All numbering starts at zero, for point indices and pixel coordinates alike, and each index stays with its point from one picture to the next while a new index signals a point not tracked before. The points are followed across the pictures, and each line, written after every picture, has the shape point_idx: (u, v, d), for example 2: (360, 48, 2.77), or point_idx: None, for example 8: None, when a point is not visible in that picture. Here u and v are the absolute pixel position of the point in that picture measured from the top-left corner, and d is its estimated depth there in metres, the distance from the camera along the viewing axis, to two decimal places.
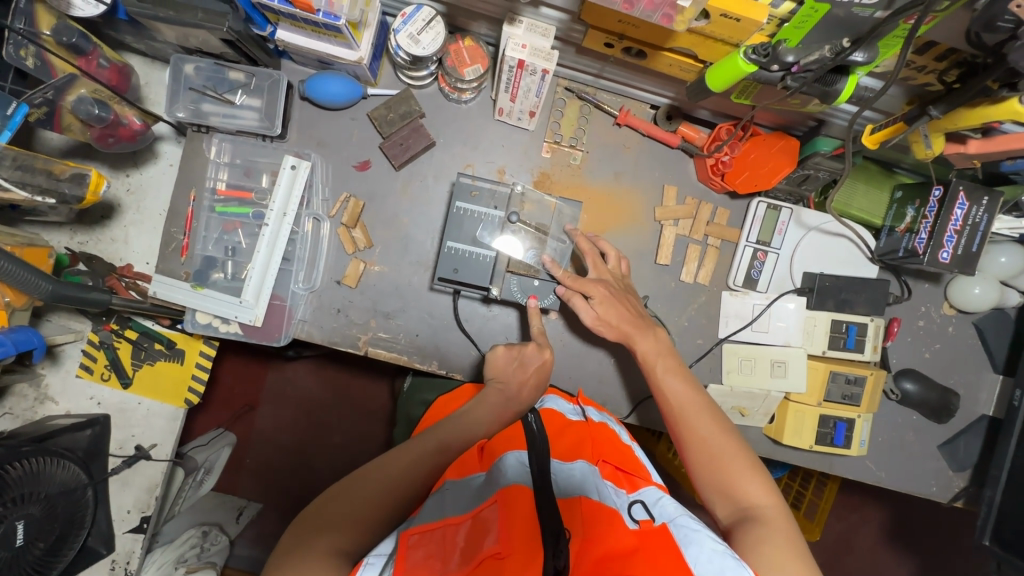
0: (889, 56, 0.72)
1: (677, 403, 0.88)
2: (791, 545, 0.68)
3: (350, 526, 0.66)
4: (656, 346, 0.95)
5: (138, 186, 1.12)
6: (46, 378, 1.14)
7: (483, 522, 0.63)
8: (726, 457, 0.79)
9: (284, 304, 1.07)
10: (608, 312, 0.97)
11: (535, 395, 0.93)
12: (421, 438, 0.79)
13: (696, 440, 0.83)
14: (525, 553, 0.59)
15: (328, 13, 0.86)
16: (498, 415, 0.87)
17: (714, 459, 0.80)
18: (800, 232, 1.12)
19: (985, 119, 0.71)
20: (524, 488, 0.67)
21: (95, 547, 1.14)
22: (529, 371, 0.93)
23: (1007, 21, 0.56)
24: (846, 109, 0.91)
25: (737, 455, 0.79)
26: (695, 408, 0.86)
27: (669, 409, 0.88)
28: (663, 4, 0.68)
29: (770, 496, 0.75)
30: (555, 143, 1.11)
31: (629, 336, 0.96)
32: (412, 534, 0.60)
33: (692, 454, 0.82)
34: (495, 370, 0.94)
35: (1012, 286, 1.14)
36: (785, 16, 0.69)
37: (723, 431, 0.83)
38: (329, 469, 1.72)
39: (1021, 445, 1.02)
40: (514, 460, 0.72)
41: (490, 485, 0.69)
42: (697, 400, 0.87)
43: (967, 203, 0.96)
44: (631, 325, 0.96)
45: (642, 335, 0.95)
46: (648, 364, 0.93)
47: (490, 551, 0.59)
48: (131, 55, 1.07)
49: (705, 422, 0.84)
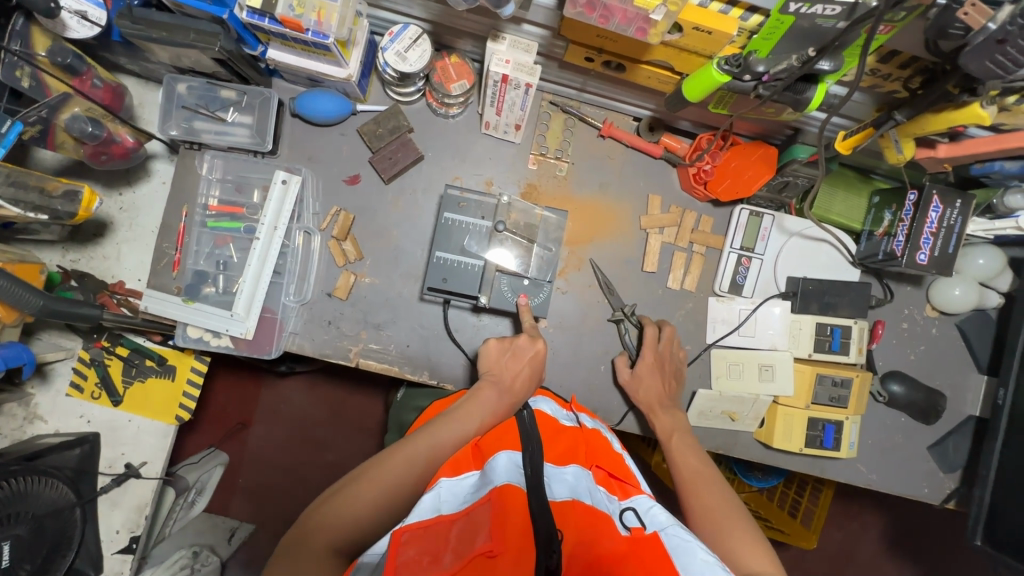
0: (854, 65, 0.75)
1: (688, 476, 0.88)
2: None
3: (345, 528, 0.68)
4: (673, 423, 1.02)
5: (131, 204, 1.13)
6: (36, 397, 1.14)
7: (477, 521, 0.64)
8: (728, 521, 0.78)
9: (275, 317, 1.08)
10: (646, 377, 1.06)
11: (529, 386, 0.94)
12: (415, 434, 0.80)
13: (701, 507, 0.82)
14: (519, 551, 0.60)
15: (316, 32, 0.88)
16: (495, 409, 0.88)
17: (714, 523, 0.78)
18: (782, 239, 1.15)
19: (950, 123, 0.74)
20: (517, 488, 0.67)
21: (83, 568, 1.10)
22: (521, 361, 0.96)
23: (958, 28, 0.59)
24: (818, 116, 0.95)
25: (740, 523, 0.77)
26: (705, 478, 0.87)
27: (680, 479, 0.89)
28: (637, 18, 0.71)
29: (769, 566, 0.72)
30: (541, 156, 1.14)
31: (652, 408, 1.04)
32: (405, 532, 0.61)
33: (693, 518, 0.81)
34: (489, 364, 0.96)
35: (992, 287, 1.17)
36: (753, 29, 0.74)
37: (729, 502, 0.82)
38: (322, 485, 1.70)
39: (1007, 442, 1.03)
40: (507, 461, 0.72)
41: (484, 484, 0.70)
42: (708, 472, 0.88)
43: (942, 206, 0.98)
44: (655, 399, 1.05)
45: (663, 412, 1.03)
46: (666, 438, 0.99)
47: (481, 549, 0.59)
48: (126, 76, 1.10)
49: (712, 490, 0.84)
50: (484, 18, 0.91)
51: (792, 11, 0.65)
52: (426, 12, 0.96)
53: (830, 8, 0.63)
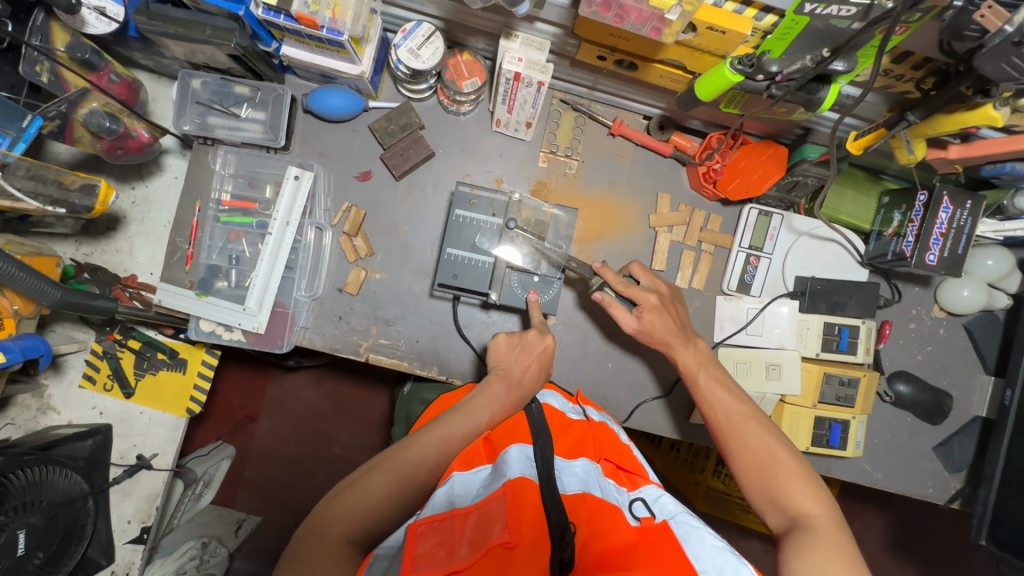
0: (869, 65, 0.75)
1: (722, 414, 0.89)
2: (838, 553, 0.69)
3: (360, 520, 0.70)
4: (697, 357, 0.97)
5: (144, 198, 1.14)
6: (50, 388, 1.15)
7: (491, 513, 0.65)
8: (775, 464, 0.80)
9: (286, 311, 1.09)
10: (655, 320, 0.98)
11: (538, 379, 0.94)
12: (426, 427, 0.81)
13: (744, 450, 0.84)
14: (533, 545, 0.62)
15: (331, 29, 0.89)
16: (504, 403, 0.89)
17: (761, 468, 0.81)
18: (791, 238, 1.15)
19: (962, 125, 0.74)
20: (530, 481, 0.68)
21: (95, 557, 1.13)
22: (531, 355, 0.96)
23: (973, 31, 0.59)
24: (829, 116, 0.95)
25: (787, 465, 0.80)
26: (740, 417, 0.87)
27: (714, 419, 0.89)
28: (652, 17, 0.72)
29: (820, 504, 0.76)
30: (551, 153, 1.15)
31: (670, 345, 0.98)
32: (421, 525, 0.63)
33: (738, 463, 0.84)
34: (498, 358, 0.96)
35: (1000, 288, 1.17)
36: (768, 29, 0.73)
37: (770, 438, 0.84)
38: (329, 479, 1.71)
39: (1013, 443, 1.03)
40: (519, 454, 0.73)
41: (497, 477, 0.71)
42: (742, 409, 0.88)
43: (951, 207, 0.98)
44: (673, 336, 0.98)
45: (684, 346, 0.97)
46: (690, 375, 0.95)
47: (498, 540, 0.61)
48: (140, 71, 1.11)
49: (752, 431, 0.85)
50: (497, 16, 0.91)
51: (807, 12, 0.65)
52: (440, 10, 0.97)
53: (845, 9, 0.63)
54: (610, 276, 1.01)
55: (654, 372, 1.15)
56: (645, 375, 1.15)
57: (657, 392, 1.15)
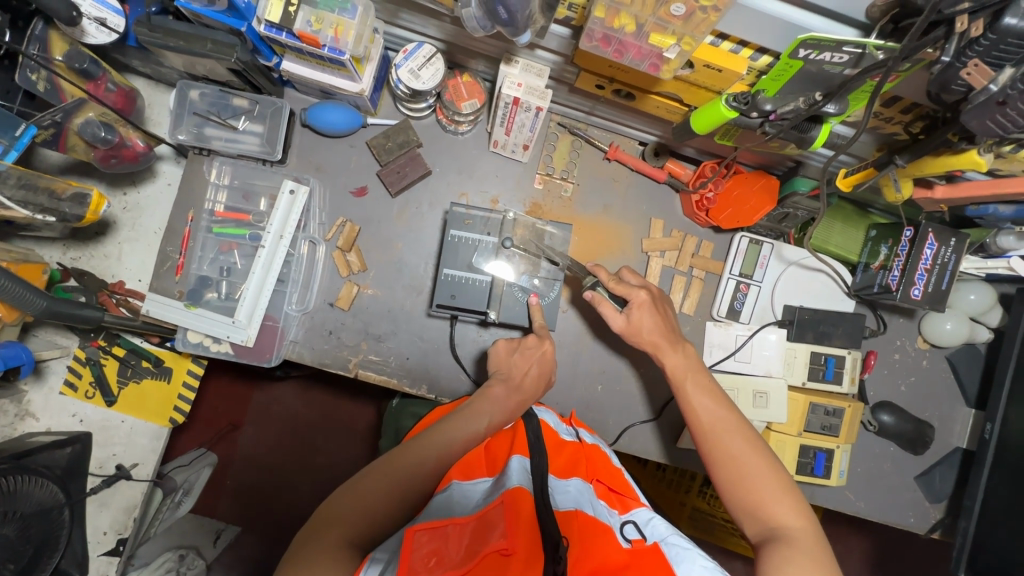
0: (860, 107, 0.77)
1: (707, 421, 0.88)
2: (816, 567, 0.71)
3: (358, 521, 0.68)
4: (685, 361, 0.95)
5: (135, 205, 1.13)
6: (28, 394, 1.12)
7: (490, 520, 0.64)
8: (756, 476, 0.80)
9: (276, 325, 1.08)
10: (643, 318, 0.98)
11: (539, 384, 0.95)
12: (425, 433, 0.80)
13: (726, 459, 0.84)
14: (529, 555, 0.61)
15: (333, 48, 0.89)
16: (505, 408, 0.89)
17: (741, 478, 0.81)
18: (780, 267, 1.17)
19: (947, 168, 0.77)
20: (526, 493, 0.67)
21: (68, 569, 1.09)
22: (530, 360, 0.97)
23: (960, 85, 0.61)
24: (823, 153, 0.97)
25: (770, 477, 0.80)
26: (725, 426, 0.87)
27: (699, 426, 0.88)
28: (650, 55, 0.74)
29: (800, 518, 0.77)
30: (547, 176, 1.16)
31: (658, 347, 0.97)
32: (420, 531, 0.61)
33: (720, 472, 0.83)
34: (497, 363, 0.98)
35: (982, 322, 1.19)
36: (763, 68, 0.75)
37: (755, 449, 0.84)
38: (311, 491, 1.69)
39: (993, 477, 1.05)
40: (519, 466, 0.73)
41: (497, 488, 0.70)
42: (727, 417, 0.88)
43: (936, 243, 1.00)
44: (660, 337, 0.97)
45: (672, 350, 0.96)
46: (677, 380, 0.94)
47: (495, 547, 0.60)
48: (136, 78, 1.11)
49: (736, 440, 0.85)
50: (499, 41, 0.92)
51: (801, 56, 0.66)
52: (441, 32, 0.98)
53: (838, 57, 0.65)
54: (603, 275, 1.03)
55: (643, 396, 1.15)
56: (636, 398, 1.15)
57: (645, 416, 1.15)
